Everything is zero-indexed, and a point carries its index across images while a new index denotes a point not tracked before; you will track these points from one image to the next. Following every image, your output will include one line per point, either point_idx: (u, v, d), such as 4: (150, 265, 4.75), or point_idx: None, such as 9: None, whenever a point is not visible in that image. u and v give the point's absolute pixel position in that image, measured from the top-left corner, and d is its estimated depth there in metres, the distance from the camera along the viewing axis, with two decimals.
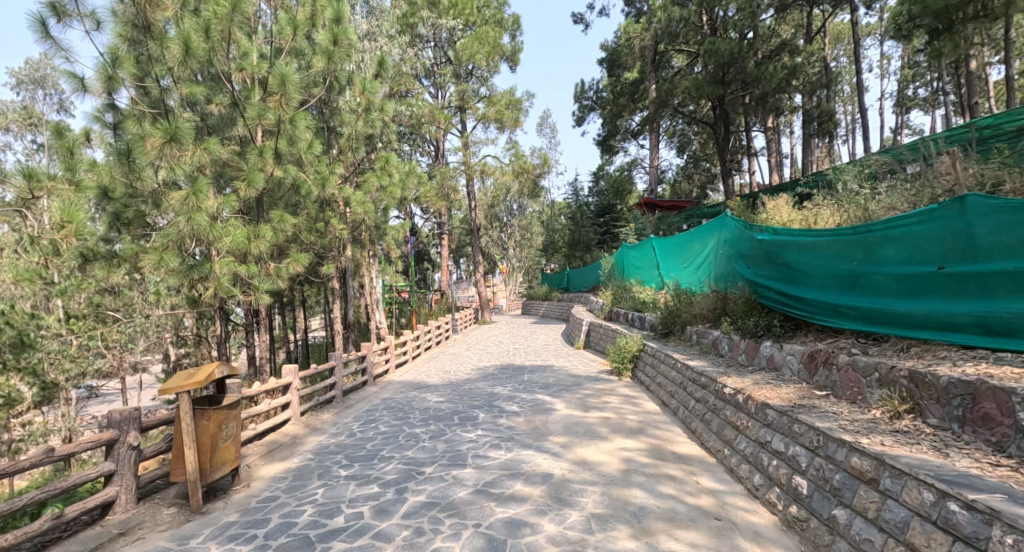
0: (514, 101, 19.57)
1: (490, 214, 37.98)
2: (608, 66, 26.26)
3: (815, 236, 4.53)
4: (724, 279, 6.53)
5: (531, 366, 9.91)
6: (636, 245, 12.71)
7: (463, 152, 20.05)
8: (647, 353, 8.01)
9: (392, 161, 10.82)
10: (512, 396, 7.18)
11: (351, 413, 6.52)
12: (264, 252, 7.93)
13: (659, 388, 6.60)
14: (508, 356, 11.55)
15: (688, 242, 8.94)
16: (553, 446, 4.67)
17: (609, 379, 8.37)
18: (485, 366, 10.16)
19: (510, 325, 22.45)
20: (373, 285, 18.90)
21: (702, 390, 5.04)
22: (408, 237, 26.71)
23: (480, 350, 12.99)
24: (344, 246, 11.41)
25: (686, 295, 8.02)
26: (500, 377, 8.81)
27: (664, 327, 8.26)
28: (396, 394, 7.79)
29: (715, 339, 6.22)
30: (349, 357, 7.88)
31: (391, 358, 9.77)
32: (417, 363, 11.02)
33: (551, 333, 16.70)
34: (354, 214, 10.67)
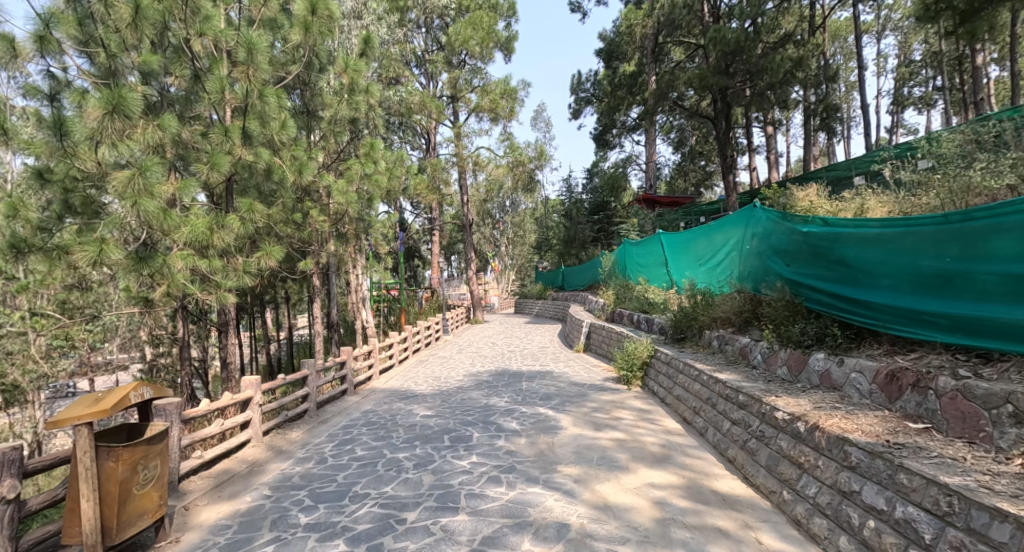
0: (509, 90, 18.71)
1: (483, 211, 37.08)
2: (605, 58, 25.52)
3: (884, 226, 3.73)
4: (753, 277, 5.74)
5: (529, 372, 9.10)
6: (640, 241, 11.91)
7: (455, 143, 19.20)
8: (659, 360, 7.21)
9: (378, 147, 9.93)
10: (510, 410, 6.36)
11: (326, 431, 5.68)
12: (230, 244, 7.04)
13: (678, 402, 5.80)
14: (502, 360, 10.73)
15: (704, 237, 8.13)
16: (564, 481, 3.87)
17: (617, 389, 7.58)
18: (478, 372, 9.32)
19: (504, 325, 21.64)
20: (360, 283, 17.99)
21: (739, 410, 4.25)
22: (398, 232, 25.78)
23: (472, 353, 12.15)
24: (326, 240, 10.52)
25: (704, 297, 7.24)
26: (495, 385, 7.99)
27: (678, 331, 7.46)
28: (379, 406, 6.94)
29: (745, 347, 5.44)
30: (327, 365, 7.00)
31: (375, 364, 8.90)
32: (404, 369, 10.16)
33: (546, 334, 15.90)
34: (336, 205, 9.77)
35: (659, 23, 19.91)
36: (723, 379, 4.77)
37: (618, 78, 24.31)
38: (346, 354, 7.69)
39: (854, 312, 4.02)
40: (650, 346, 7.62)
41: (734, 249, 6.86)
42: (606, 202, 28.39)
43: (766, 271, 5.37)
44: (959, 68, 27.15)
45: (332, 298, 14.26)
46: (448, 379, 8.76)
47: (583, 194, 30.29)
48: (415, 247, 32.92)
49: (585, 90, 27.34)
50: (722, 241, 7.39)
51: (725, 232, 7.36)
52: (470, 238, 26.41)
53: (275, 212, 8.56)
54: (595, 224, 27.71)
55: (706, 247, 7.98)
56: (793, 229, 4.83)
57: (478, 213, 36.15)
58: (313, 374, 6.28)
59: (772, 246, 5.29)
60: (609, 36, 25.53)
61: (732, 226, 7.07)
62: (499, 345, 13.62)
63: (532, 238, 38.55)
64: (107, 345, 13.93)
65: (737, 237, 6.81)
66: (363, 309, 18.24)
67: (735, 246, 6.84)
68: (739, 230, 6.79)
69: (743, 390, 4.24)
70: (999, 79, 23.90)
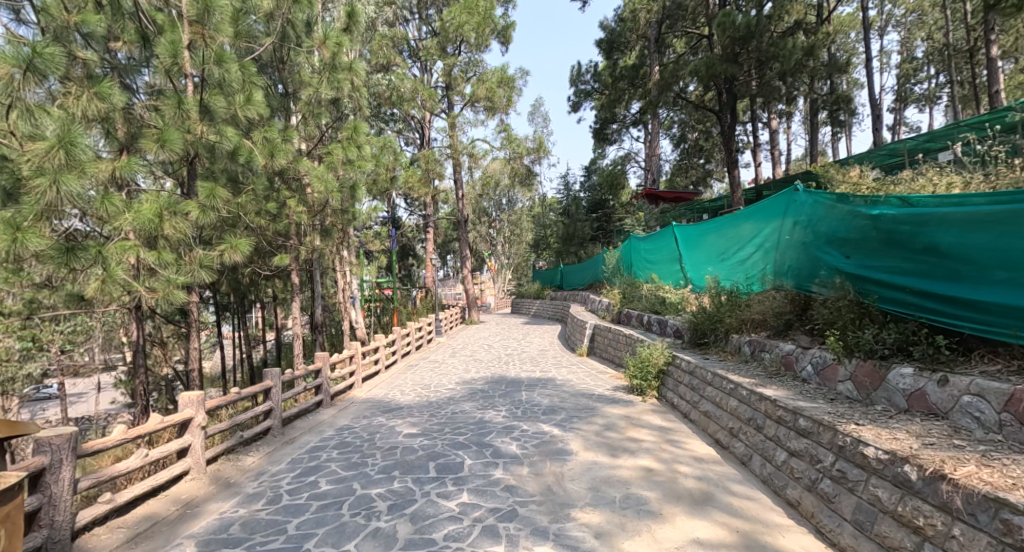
0: (506, 79, 17.77)
1: (478, 208, 36.12)
2: (605, 49, 24.60)
3: (997, 202, 2.89)
4: (796, 272, 4.87)
5: (530, 379, 8.20)
6: (647, 236, 11.03)
7: (450, 135, 18.28)
8: (678, 369, 6.32)
9: (362, 130, 9.01)
10: (509, 427, 5.47)
11: (289, 455, 4.76)
12: (186, 235, 6.10)
13: (709, 421, 4.91)
14: (499, 366, 9.83)
15: (728, 228, 7.26)
16: (583, 536, 2.98)
17: (630, 401, 6.68)
18: (472, 380, 8.40)
19: (501, 326, 20.71)
20: (348, 282, 16.98)
21: (798, 439, 3.37)
22: (390, 230, 24.85)
23: (466, 357, 11.23)
24: (306, 233, 9.58)
25: (729, 297, 6.40)
26: (492, 396, 7.08)
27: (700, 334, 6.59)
28: (358, 421, 6.03)
29: (790, 354, 4.57)
30: (298, 373, 6.08)
31: (357, 372, 7.96)
32: (391, 375, 9.23)
33: (545, 335, 15.00)
34: (315, 194, 8.83)
35: (663, 10, 19.04)
36: (771, 395, 3.89)
37: (619, 70, 23.44)
38: (322, 361, 6.75)
39: (951, 315, 3.16)
40: (667, 351, 6.74)
41: (769, 241, 5.99)
42: (605, 199, 27.52)
43: (815, 265, 4.50)
44: (967, 62, 26.45)
45: (317, 297, 13.33)
46: (438, 388, 7.83)
47: (582, 190, 29.41)
48: (409, 245, 32.00)
49: (586, 82, 26.45)
50: (751, 233, 6.54)
51: (754, 223, 6.50)
52: (466, 236, 25.48)
53: (242, 200, 7.63)
54: (594, 220, 26.85)
55: (732, 241, 7.09)
56: (854, 211, 3.96)
57: (473, 210, 35.26)
58: (277, 386, 5.36)
59: (823, 234, 4.42)
60: (610, 26, 24.63)
61: (763, 215, 6.20)
62: (495, 347, 12.73)
63: (529, 236, 37.68)
64: (74, 348, 12.90)
65: (772, 228, 5.93)
66: (353, 309, 17.29)
67: (769, 237, 5.97)
68: (773, 219, 5.92)
69: (804, 412, 3.37)
70: (1010, 72, 23.19)
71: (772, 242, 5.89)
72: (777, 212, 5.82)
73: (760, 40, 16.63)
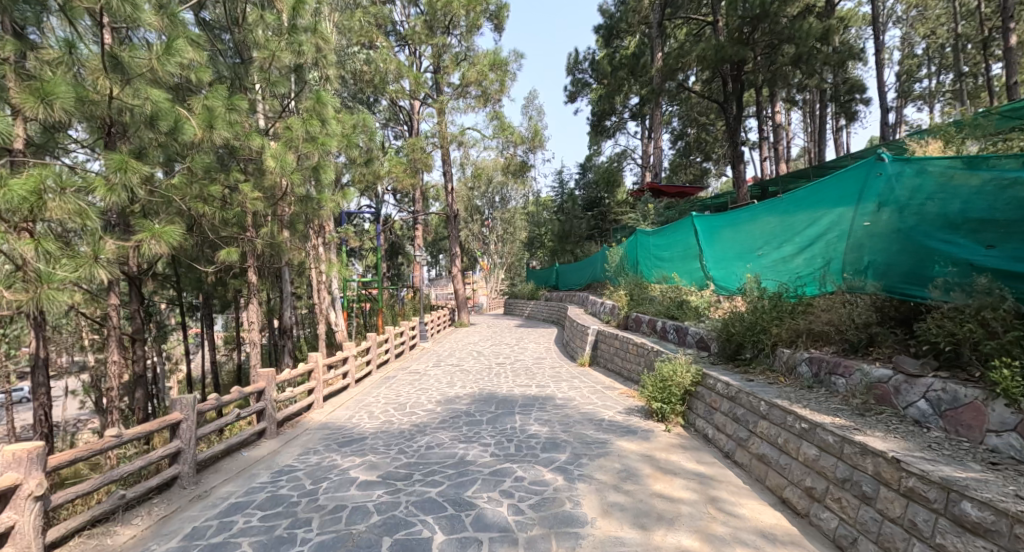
0: (499, 61, 16.41)
1: (470, 205, 34.79)
2: (604, 35, 23.64)
3: None
4: (881, 268, 3.75)
5: (524, 398, 6.93)
6: (657, 230, 9.86)
7: (438, 122, 16.94)
8: (710, 390, 5.06)
9: (327, 101, 7.65)
10: (497, 473, 4.18)
11: (192, 522, 3.48)
12: (85, 220, 4.77)
13: (768, 470, 3.66)
14: (489, 379, 8.53)
15: (755, 218, 6.28)
16: None
17: (648, 428, 5.42)
18: (456, 398, 7.09)
19: (493, 328, 19.47)
20: (328, 282, 15.69)
21: (965, 541, 2.20)
22: (376, 227, 23.46)
23: (452, 367, 9.91)
24: (263, 224, 8.24)
25: (768, 301, 5.19)
26: (478, 422, 5.78)
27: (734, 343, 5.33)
28: (303, 458, 4.71)
29: (885, 382, 3.36)
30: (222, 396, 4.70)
31: (317, 391, 6.64)
32: (363, 392, 7.90)
33: (540, 340, 13.70)
34: (272, 177, 7.52)
35: None
36: (885, 450, 2.66)
37: (618, 58, 22.28)
38: (265, 380, 5.40)
39: None
40: (693, 367, 5.44)
41: (811, 232, 5.04)
42: (602, 196, 26.28)
43: (910, 256, 3.50)
44: (976, 54, 25.41)
45: (287, 297, 11.96)
46: (414, 411, 6.51)
47: (578, 186, 28.17)
48: (398, 243, 30.64)
49: (583, 72, 25.22)
50: (785, 223, 5.57)
51: (792, 211, 5.42)
52: (456, 233, 24.14)
53: (175, 182, 6.33)
54: (593, 217, 25.59)
55: (763, 233, 6.11)
56: (1002, 180, 2.97)
57: (465, 208, 33.92)
58: (189, 421, 4.11)
59: (920, 215, 3.40)
60: (609, 11, 23.53)
61: (802, 202, 5.22)
62: (485, 355, 11.40)
63: (523, 235, 36.37)
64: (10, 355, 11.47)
65: (816, 216, 4.97)
66: (332, 311, 15.89)
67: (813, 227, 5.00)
68: (818, 206, 4.95)
69: (973, 494, 2.21)
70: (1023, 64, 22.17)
71: (817, 234, 4.93)
72: (824, 196, 4.85)
73: (775, 20, 15.93)
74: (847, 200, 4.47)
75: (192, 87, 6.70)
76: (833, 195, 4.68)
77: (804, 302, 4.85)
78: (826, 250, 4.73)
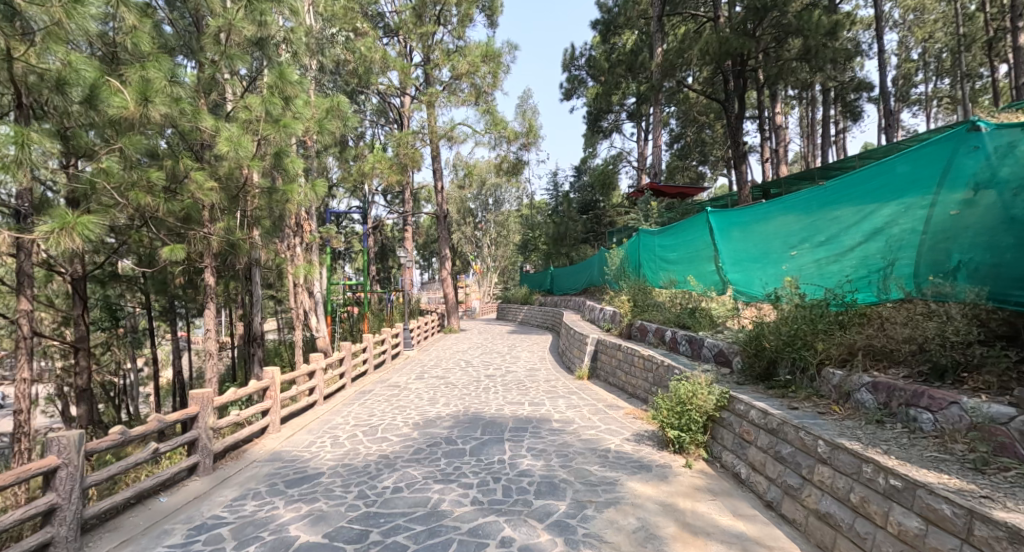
0: (492, 52, 15.56)
1: (463, 207, 33.89)
2: (602, 31, 22.90)
3: None
4: (987, 264, 3.03)
5: (516, 420, 6.03)
6: (663, 229, 9.04)
7: (427, 116, 16.03)
8: (739, 419, 4.17)
9: (290, 75, 6.66)
10: (475, 531, 3.28)
11: None
12: None
13: (839, 537, 2.78)
14: (476, 395, 7.61)
15: (766, 217, 5.64)
16: None
17: (663, 462, 4.53)
18: (436, 420, 6.17)
19: (484, 334, 18.57)
20: (307, 286, 14.71)
21: None
22: (363, 228, 22.43)
23: (435, 380, 8.97)
24: (221, 219, 7.32)
25: (805, 309, 4.36)
26: (459, 455, 4.89)
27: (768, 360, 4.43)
28: (238, 506, 3.78)
29: (1005, 425, 2.53)
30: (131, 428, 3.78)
31: (273, 412, 5.69)
32: (331, 411, 6.94)
33: (534, 348, 12.78)
34: (228, 164, 6.61)
35: None
36: None
37: (616, 54, 21.54)
38: (199, 403, 4.44)
39: None
40: (718, 388, 4.52)
41: (836, 232, 4.41)
42: (597, 197, 25.47)
43: None
44: (982, 56, 24.73)
45: (257, 302, 10.97)
46: (385, 437, 5.58)
47: (574, 188, 27.32)
48: (388, 245, 29.66)
49: (579, 68, 24.50)
50: (803, 222, 4.94)
51: (815, 207, 4.71)
52: (447, 234, 23.19)
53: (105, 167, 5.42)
54: (588, 219, 24.74)
55: (776, 235, 5.47)
56: None
57: (458, 209, 33.05)
58: (69, 468, 3.14)
59: None
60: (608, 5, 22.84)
61: (821, 198, 4.62)
62: (472, 365, 10.46)
63: (517, 238, 35.47)
64: None
65: (841, 213, 4.34)
66: (311, 316, 14.91)
67: (838, 226, 4.37)
68: (842, 202, 4.32)
69: None
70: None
71: (845, 234, 4.30)
72: (849, 190, 4.23)
73: (782, 11, 15.25)
74: (884, 193, 3.84)
75: (132, 56, 5.81)
76: (863, 187, 4.06)
77: (856, 311, 4.03)
78: (862, 252, 4.09)
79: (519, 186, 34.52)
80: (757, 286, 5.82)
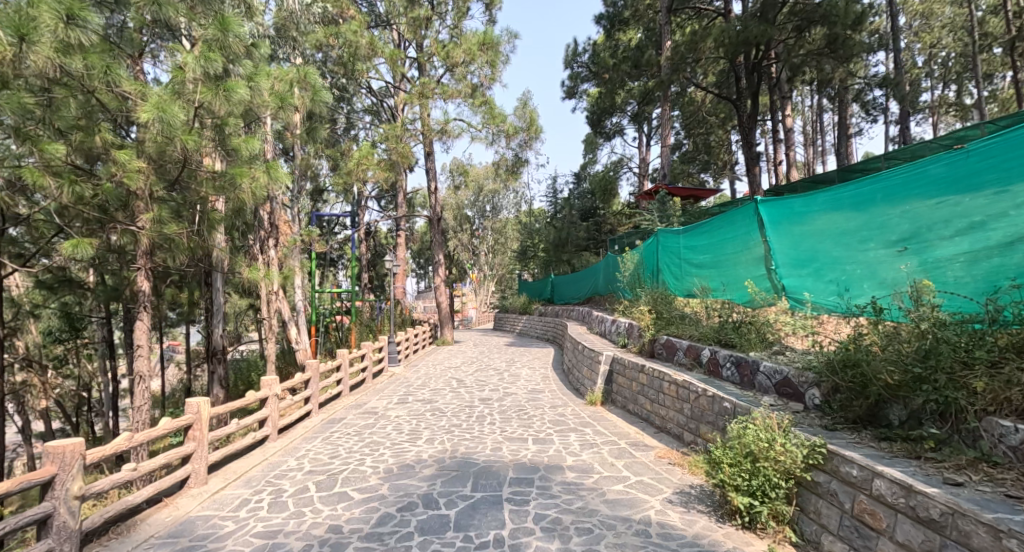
0: (491, 39, 14.29)
1: (459, 214, 32.68)
2: (606, 26, 21.87)
3: None
4: None
5: (517, 468, 4.66)
6: (688, 228, 7.89)
7: (420, 108, 14.74)
8: (852, 489, 2.84)
9: (235, 26, 5.36)
10: None
11: None
12: None
13: None
14: (467, 429, 6.25)
15: (807, 216, 5.06)
16: None
17: (735, 548, 3.14)
18: (414, 468, 4.77)
19: (481, 346, 17.16)
20: (285, 293, 13.37)
21: None
22: (353, 233, 21.15)
23: (421, 406, 7.60)
24: (155, 207, 5.97)
25: (908, 323, 3.30)
26: (438, 529, 3.49)
27: (874, 394, 3.19)
28: None
29: None
30: None
31: (197, 459, 4.38)
32: (287, 449, 5.56)
33: (536, 364, 11.42)
34: (154, 137, 5.29)
35: None
36: None
37: (621, 51, 20.45)
38: (57, 461, 3.07)
39: None
40: (805, 438, 3.19)
41: (910, 229, 3.95)
42: (598, 203, 24.29)
43: None
44: (1003, 59, 23.61)
45: (219, 311, 9.62)
46: (344, 495, 4.18)
47: (575, 192, 26.14)
48: (381, 252, 28.38)
49: (581, 65, 23.51)
50: (861, 220, 4.42)
51: (878, 202, 4.25)
52: (442, 239, 21.78)
53: None
54: (590, 224, 23.52)
55: (817, 237, 4.94)
56: None
57: (455, 215, 31.85)
58: None
59: None
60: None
61: (883, 191, 4.18)
62: (465, 386, 9.11)
63: (515, 246, 34.25)
64: None
65: (915, 207, 3.91)
66: (290, 327, 13.56)
67: (913, 222, 3.91)
68: (917, 194, 3.89)
69: None
70: None
71: (925, 230, 3.83)
72: (928, 180, 3.81)
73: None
74: (984, 177, 3.43)
75: None
76: (949, 172, 3.66)
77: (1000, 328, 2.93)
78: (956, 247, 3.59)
79: (517, 192, 33.34)
80: (802, 295, 5.09)
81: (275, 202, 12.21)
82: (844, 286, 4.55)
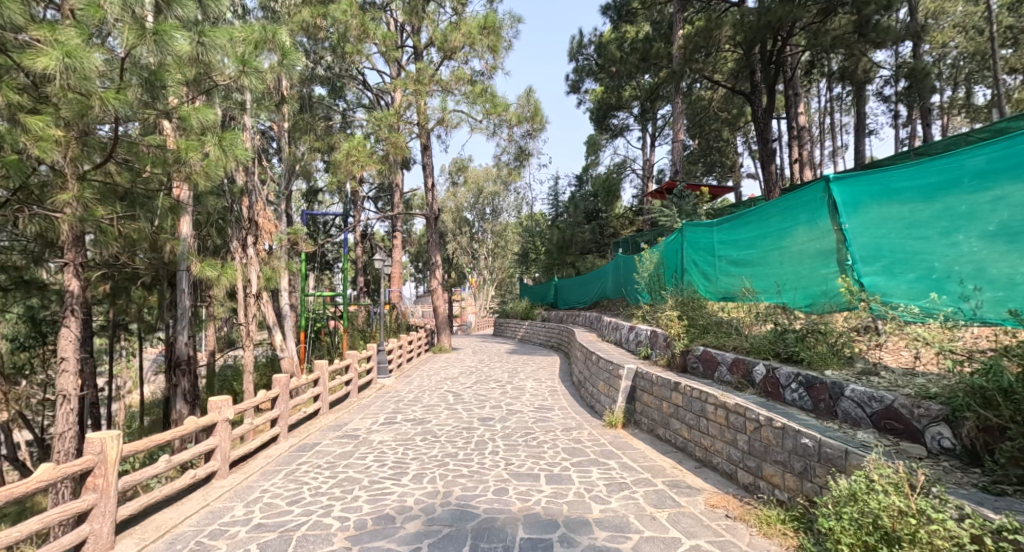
0: (492, 22, 13.22)
1: (458, 216, 31.59)
2: (613, 17, 20.94)
3: None
4: None
5: (529, 525, 3.55)
6: (721, 220, 6.82)
7: (414, 97, 13.66)
8: None
9: None
10: None
11: None
12: None
13: None
14: (463, 461, 5.13)
15: (857, 211, 4.33)
16: None
17: None
18: (395, 524, 3.66)
19: (480, 354, 16.03)
20: (267, 295, 12.25)
21: None
22: (346, 233, 20.07)
23: (410, 428, 6.47)
24: (83, 188, 4.89)
25: None
26: None
27: None
28: None
29: None
30: None
31: (98, 516, 3.30)
32: (238, 489, 4.44)
33: (542, 375, 10.29)
34: (66, 98, 4.17)
35: None
36: None
37: (628, 43, 19.50)
38: None
39: None
40: (977, 516, 2.15)
41: (1010, 218, 3.29)
42: (602, 204, 23.27)
43: None
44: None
45: (184, 316, 8.47)
46: None
47: (579, 192, 25.07)
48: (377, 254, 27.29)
49: (586, 57, 22.91)
50: (931, 210, 3.75)
51: (946, 191, 3.65)
52: (439, 240, 20.63)
53: None
54: (595, 226, 22.46)
55: (870, 229, 4.21)
56: None
57: (454, 216, 30.80)
58: None
59: None
60: None
61: (962, 175, 3.56)
62: (463, 401, 8.00)
63: (515, 249, 33.09)
64: None
65: (1010, 191, 3.29)
66: (274, 332, 12.43)
67: (1014, 209, 3.27)
68: (1009, 174, 3.30)
69: None
70: None
71: None
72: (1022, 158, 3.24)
73: None
74: None
75: None
76: None
77: None
78: None
79: (518, 193, 32.29)
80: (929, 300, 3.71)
81: (256, 197, 11.13)
82: (928, 284, 3.76)
